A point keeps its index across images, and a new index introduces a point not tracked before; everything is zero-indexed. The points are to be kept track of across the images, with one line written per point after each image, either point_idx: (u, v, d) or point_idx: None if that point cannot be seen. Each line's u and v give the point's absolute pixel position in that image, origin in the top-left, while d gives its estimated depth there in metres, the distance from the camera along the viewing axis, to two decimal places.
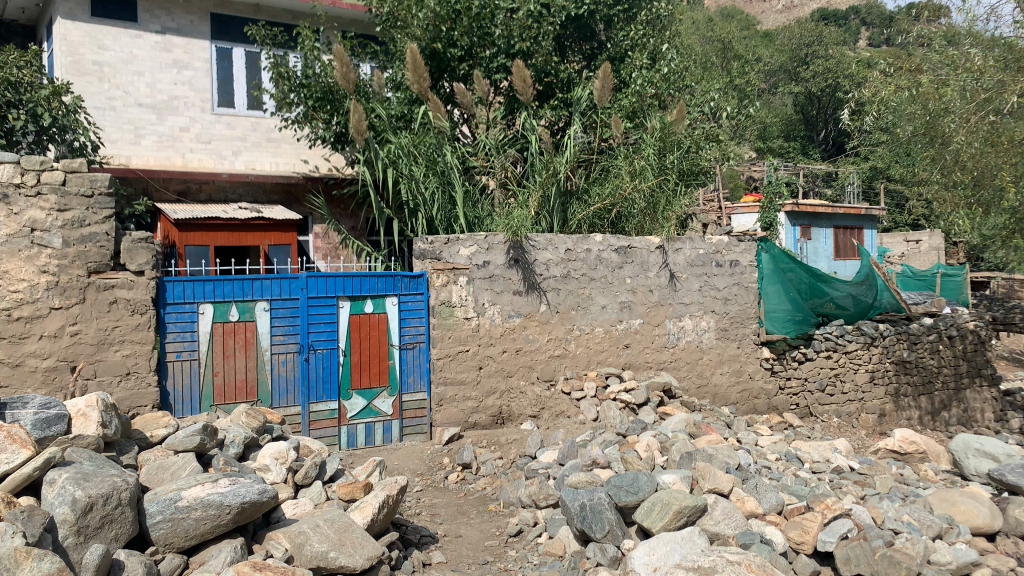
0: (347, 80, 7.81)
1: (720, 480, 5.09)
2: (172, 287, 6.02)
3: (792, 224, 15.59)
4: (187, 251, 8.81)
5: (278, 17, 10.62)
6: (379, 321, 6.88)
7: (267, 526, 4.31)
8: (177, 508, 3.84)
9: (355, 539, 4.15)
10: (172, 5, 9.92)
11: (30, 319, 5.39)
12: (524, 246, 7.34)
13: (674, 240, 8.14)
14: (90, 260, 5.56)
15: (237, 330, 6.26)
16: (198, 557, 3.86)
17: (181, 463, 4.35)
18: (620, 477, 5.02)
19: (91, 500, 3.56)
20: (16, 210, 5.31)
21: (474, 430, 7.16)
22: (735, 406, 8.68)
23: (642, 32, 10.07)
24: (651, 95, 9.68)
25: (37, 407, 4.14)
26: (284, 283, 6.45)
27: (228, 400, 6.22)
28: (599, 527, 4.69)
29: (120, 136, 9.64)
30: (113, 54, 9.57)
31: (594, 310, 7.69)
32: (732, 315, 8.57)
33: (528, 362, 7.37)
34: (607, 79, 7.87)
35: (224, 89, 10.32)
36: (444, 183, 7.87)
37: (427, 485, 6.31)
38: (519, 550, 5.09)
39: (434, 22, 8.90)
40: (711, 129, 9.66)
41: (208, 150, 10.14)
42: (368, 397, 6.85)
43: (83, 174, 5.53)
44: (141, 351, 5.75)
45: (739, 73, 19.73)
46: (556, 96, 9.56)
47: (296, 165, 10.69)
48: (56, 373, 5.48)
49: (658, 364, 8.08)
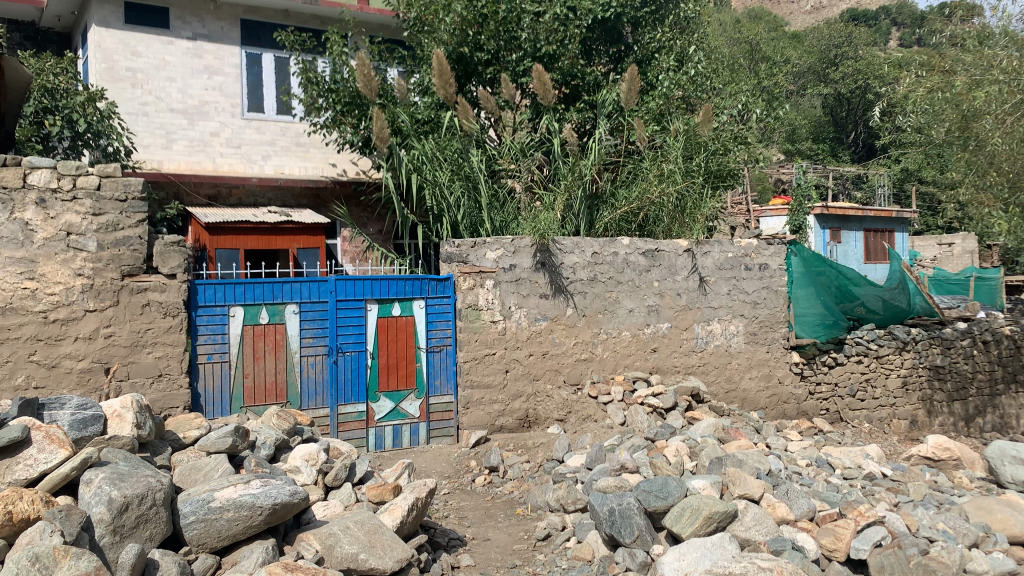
0: (370, 89, 7.88)
1: (751, 485, 5.04)
2: (203, 290, 6.10)
3: (822, 227, 15.44)
4: (218, 254, 8.91)
5: (307, 23, 10.73)
6: (406, 324, 6.92)
7: (298, 527, 4.35)
8: (210, 508, 3.89)
9: (385, 542, 4.17)
10: (203, 12, 10.07)
11: (65, 321, 5.47)
12: (551, 249, 7.34)
13: (702, 243, 8.11)
14: (124, 263, 5.64)
15: (267, 332, 6.34)
16: (230, 558, 3.90)
17: (214, 463, 4.39)
18: (649, 482, 4.97)
19: (127, 500, 3.61)
20: (53, 214, 5.41)
21: (500, 433, 7.17)
22: (764, 411, 8.58)
23: (669, 35, 10.04)
24: (678, 97, 9.63)
25: (74, 408, 4.24)
26: (313, 285, 6.50)
27: (258, 401, 6.29)
28: (628, 532, 4.67)
29: (152, 141, 9.78)
30: (146, 60, 9.73)
31: (621, 313, 7.66)
32: (761, 319, 8.49)
33: (555, 365, 7.36)
34: (634, 81, 7.83)
35: (254, 94, 10.44)
36: (470, 187, 7.90)
37: (454, 488, 6.32)
38: (547, 554, 5.08)
39: (461, 26, 8.93)
40: (739, 132, 9.58)
41: (238, 154, 10.25)
42: (396, 400, 6.88)
43: (118, 178, 5.62)
44: (173, 353, 5.83)
45: (766, 75, 19.65)
46: (582, 99, 9.51)
47: (324, 169, 10.79)
48: (91, 374, 5.57)
49: (685, 369, 8.03)
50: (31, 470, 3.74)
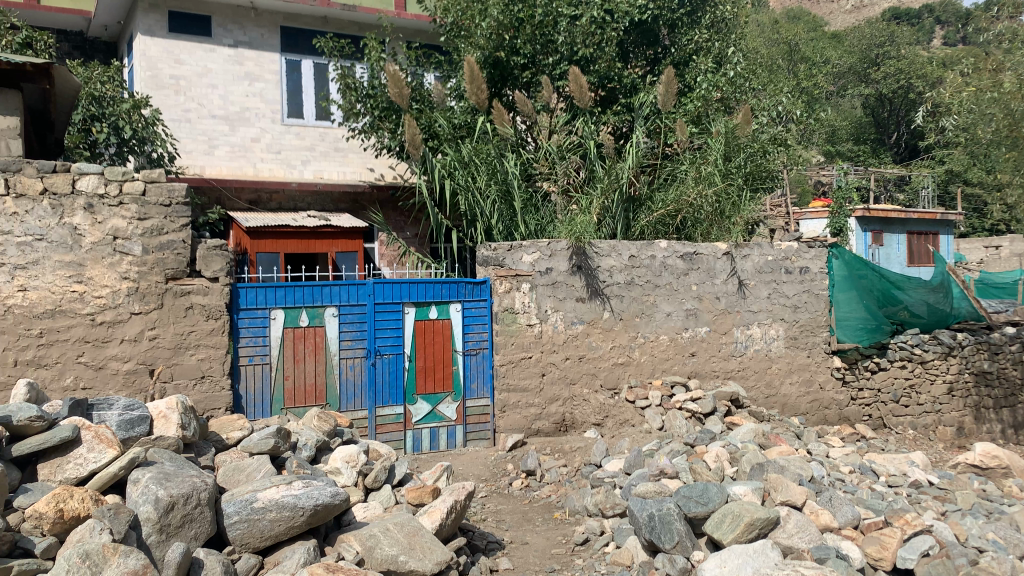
0: (402, 97, 7.90)
1: (793, 492, 4.96)
2: (245, 293, 6.19)
3: (863, 229, 15.18)
4: (258, 258, 9.05)
5: (345, 29, 10.86)
6: (443, 326, 6.95)
7: (339, 528, 4.38)
8: (253, 509, 3.93)
9: (425, 544, 4.18)
10: (244, 19, 10.26)
11: (111, 323, 5.58)
12: (587, 252, 7.32)
13: (742, 246, 8.03)
14: (168, 267, 5.75)
15: (307, 334, 6.41)
16: (273, 558, 3.95)
17: (256, 465, 4.45)
18: (690, 487, 4.93)
19: (172, 499, 3.68)
20: (100, 219, 5.53)
21: (537, 436, 7.16)
22: (806, 417, 8.44)
23: (706, 36, 9.99)
24: (717, 99, 9.55)
25: (121, 409, 4.33)
26: (352, 288, 6.58)
27: (299, 403, 6.36)
28: (668, 538, 4.62)
29: (195, 147, 9.95)
30: (189, 68, 9.93)
31: (658, 317, 7.60)
32: (802, 323, 8.38)
33: (592, 369, 7.33)
34: (671, 83, 7.77)
35: (294, 100, 10.58)
36: (505, 191, 7.92)
37: (492, 491, 6.32)
38: (587, 559, 5.06)
39: (497, 30, 8.92)
40: (778, 134, 9.44)
41: (279, 159, 10.39)
42: (433, 402, 6.91)
43: (162, 184, 5.73)
44: (215, 355, 5.92)
45: (805, 76, 19.34)
46: (618, 102, 9.43)
47: (362, 174, 10.88)
48: (136, 376, 5.67)
49: (724, 373, 7.94)
50: (81, 469, 3.86)
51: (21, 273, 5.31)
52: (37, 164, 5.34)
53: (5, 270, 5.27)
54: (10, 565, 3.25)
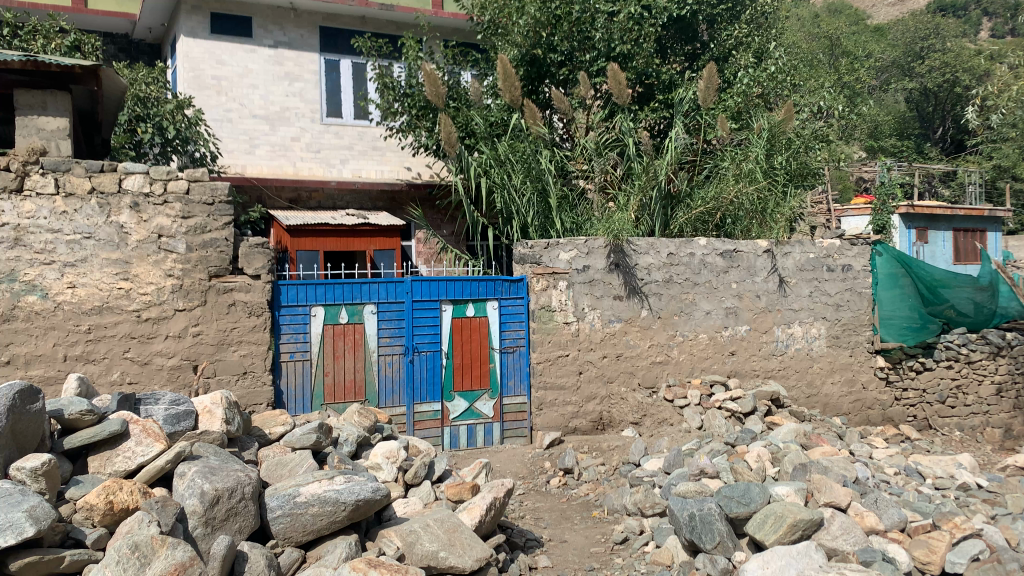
0: (438, 97, 7.89)
1: (838, 493, 4.87)
2: (286, 290, 6.28)
3: (908, 227, 14.82)
4: (299, 256, 9.14)
5: (383, 28, 10.94)
6: (480, 324, 6.97)
7: (380, 524, 4.42)
8: (296, 503, 3.97)
9: (465, 541, 4.19)
10: (284, 20, 10.39)
11: (156, 320, 5.68)
12: (625, 250, 7.27)
13: (783, 244, 7.91)
14: (211, 265, 5.84)
15: (347, 332, 6.50)
16: (315, 552, 4.00)
17: (298, 460, 4.50)
18: (732, 487, 4.88)
19: (218, 493, 3.74)
20: (145, 217, 5.63)
21: (575, 435, 7.15)
22: (848, 417, 8.29)
23: (746, 31, 9.91)
24: (757, 94, 9.43)
25: (168, 403, 4.43)
26: (390, 286, 6.64)
27: (338, 399, 6.46)
28: (709, 538, 4.58)
29: (237, 147, 10.09)
30: (230, 68, 10.09)
31: (697, 315, 7.52)
32: (844, 322, 8.24)
33: (629, 367, 7.29)
34: (712, 79, 7.67)
35: (333, 99, 10.68)
36: (541, 189, 7.90)
37: (529, 488, 6.32)
38: (626, 558, 5.04)
39: (535, 28, 8.93)
40: (820, 130, 9.27)
41: (318, 158, 10.50)
42: (470, 399, 6.93)
43: (205, 183, 5.82)
44: (257, 351, 6.01)
45: (846, 70, 19.00)
46: (657, 98, 9.35)
47: (399, 173, 10.95)
48: (180, 371, 5.76)
49: (765, 373, 7.83)
50: (129, 462, 3.95)
51: (70, 270, 5.44)
52: (85, 164, 5.47)
53: (55, 267, 5.40)
54: (63, 555, 3.37)
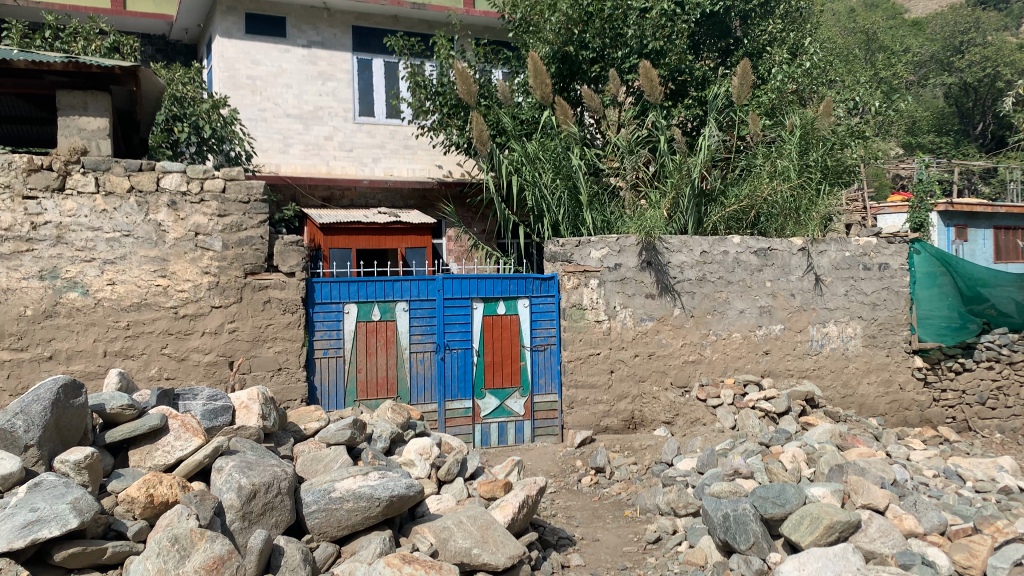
0: (470, 95, 7.88)
1: (875, 495, 4.83)
2: (320, 288, 6.36)
3: (946, 225, 14.53)
4: (332, 254, 9.21)
5: (415, 27, 10.98)
6: (511, 322, 6.98)
7: (413, 520, 4.45)
8: (331, 498, 4.02)
9: (497, 538, 4.19)
10: (317, 20, 10.47)
11: (193, 316, 5.77)
12: (657, 248, 7.23)
13: (818, 242, 7.81)
14: (246, 262, 5.91)
15: (379, 329, 6.57)
16: (350, 547, 4.04)
17: (333, 455, 4.54)
18: (767, 488, 4.84)
19: (255, 487, 3.79)
20: (183, 215, 5.72)
21: (606, 433, 7.13)
22: (884, 418, 8.16)
23: (781, 27, 9.84)
24: (791, 90, 9.30)
25: (205, 399, 4.52)
26: (421, 284, 6.67)
27: (371, 396, 6.52)
28: (744, 539, 4.54)
29: (271, 146, 10.22)
30: (265, 68, 10.22)
31: (731, 314, 7.46)
32: (881, 321, 8.11)
33: (662, 366, 7.24)
34: (746, 75, 7.59)
35: (365, 98, 10.76)
36: (571, 187, 7.87)
37: (561, 487, 6.32)
38: (659, 557, 5.02)
39: (566, 25, 8.91)
40: (856, 126, 9.12)
41: (350, 157, 10.59)
42: (502, 397, 6.95)
43: (241, 181, 5.89)
44: (292, 348, 6.07)
45: (884, 65, 18.69)
46: (690, 95, 9.26)
47: (431, 171, 10.99)
48: (217, 367, 5.84)
49: (799, 372, 7.74)
50: (168, 456, 4.03)
51: (110, 267, 5.54)
52: (124, 163, 5.57)
53: (95, 265, 5.50)
54: (105, 546, 3.45)
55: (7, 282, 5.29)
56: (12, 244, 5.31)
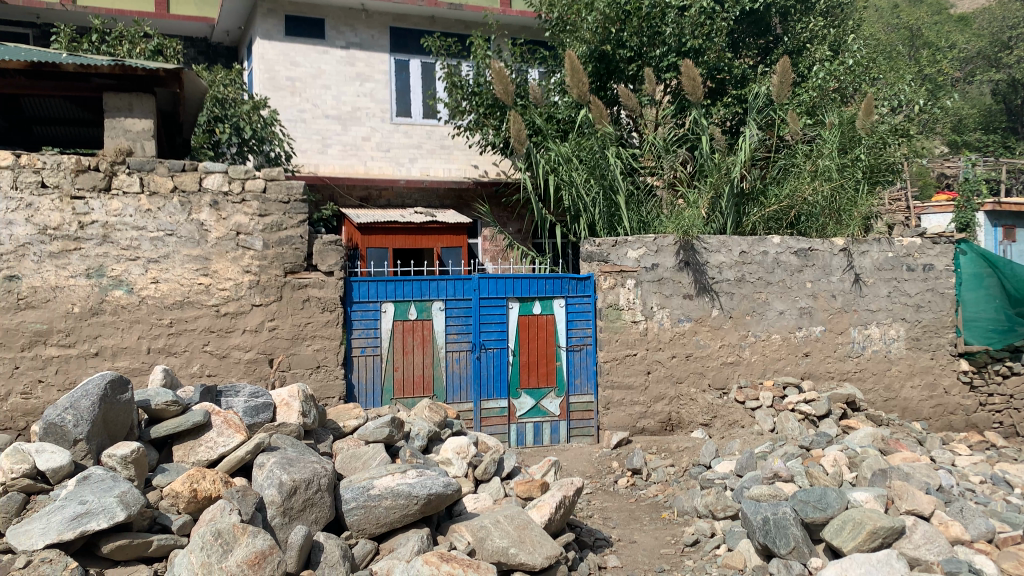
0: (507, 94, 7.86)
1: (920, 501, 4.74)
2: (358, 287, 6.41)
3: (993, 225, 14.22)
4: (369, 253, 9.28)
5: (452, 28, 11.03)
6: (547, 322, 6.98)
7: (450, 518, 4.49)
8: (370, 495, 4.06)
9: (535, 538, 4.19)
10: (355, 21, 10.57)
11: (234, 314, 5.85)
12: (695, 247, 7.16)
13: (860, 242, 7.67)
14: (286, 261, 5.99)
15: (415, 328, 6.61)
16: (388, 545, 4.07)
17: (372, 453, 4.58)
18: (808, 491, 4.75)
19: (295, 483, 3.84)
20: (224, 215, 5.81)
21: (643, 435, 7.09)
22: (928, 422, 7.97)
23: (821, 24, 9.73)
24: (833, 88, 9.13)
25: (247, 395, 4.59)
26: (458, 283, 6.71)
27: (407, 394, 6.57)
28: (784, 542, 4.50)
29: (310, 146, 10.35)
30: (304, 70, 10.34)
31: (771, 315, 7.36)
32: (925, 323, 7.93)
33: (699, 368, 7.18)
34: (786, 73, 7.48)
35: (403, 99, 10.83)
36: (607, 187, 7.84)
37: (597, 488, 6.30)
38: (697, 560, 4.98)
39: (603, 24, 8.85)
40: (900, 124, 8.93)
41: (387, 157, 10.68)
42: (537, 398, 6.96)
43: (281, 182, 5.97)
44: (330, 346, 6.14)
45: (929, 61, 18.30)
46: (728, 94, 9.18)
47: (466, 171, 11.02)
48: (257, 364, 5.93)
49: (840, 375, 7.61)
50: (211, 452, 4.10)
51: (153, 266, 5.64)
52: (168, 164, 5.68)
53: (140, 263, 5.61)
54: (151, 539, 3.52)
55: (54, 280, 5.39)
56: (60, 243, 5.41)
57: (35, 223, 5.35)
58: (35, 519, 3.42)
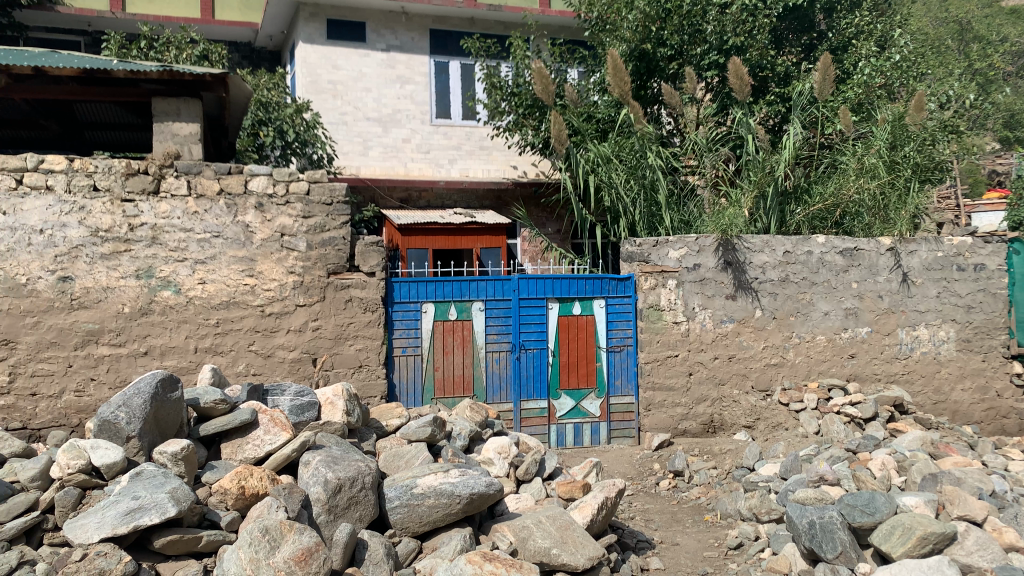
0: (547, 95, 7.83)
1: (972, 506, 4.62)
2: (399, 287, 6.48)
3: None
4: (409, 254, 9.36)
5: (491, 29, 11.07)
6: (587, 322, 6.97)
7: (492, 518, 4.51)
8: (413, 494, 4.09)
9: (577, 539, 4.18)
10: (396, 24, 10.67)
11: (279, 315, 5.95)
12: (737, 247, 7.08)
13: (908, 241, 7.49)
14: (330, 262, 6.07)
15: (456, 329, 6.65)
16: (430, 543, 4.11)
17: (414, 452, 4.61)
18: (855, 495, 4.66)
19: (340, 482, 3.89)
20: (269, 217, 5.91)
21: (684, 437, 7.03)
22: (980, 426, 7.74)
23: (868, 19, 9.55)
24: (880, 85, 8.97)
25: (292, 394, 4.66)
26: (497, 284, 6.73)
27: (448, 394, 6.61)
28: (831, 547, 4.43)
29: (351, 148, 10.47)
30: (346, 73, 10.47)
31: (816, 316, 7.25)
32: (976, 324, 7.70)
33: (742, 369, 7.09)
34: (829, 70, 7.34)
35: (442, 100, 10.89)
36: (647, 186, 7.79)
37: (638, 489, 6.28)
38: (740, 564, 4.93)
39: (644, 22, 8.78)
40: (949, 121, 8.71)
41: (427, 158, 10.75)
42: (577, 398, 6.95)
43: (325, 184, 6.05)
44: (372, 346, 6.20)
45: (980, 56, 17.84)
46: (771, 91, 9.06)
47: (506, 171, 11.04)
48: (301, 364, 6.01)
49: (887, 377, 7.46)
50: (258, 450, 4.18)
51: (201, 267, 5.75)
52: (214, 167, 5.79)
53: (187, 264, 5.73)
54: (201, 534, 3.59)
55: (106, 281, 5.53)
56: (111, 245, 5.54)
57: (87, 225, 5.50)
58: (90, 513, 3.52)
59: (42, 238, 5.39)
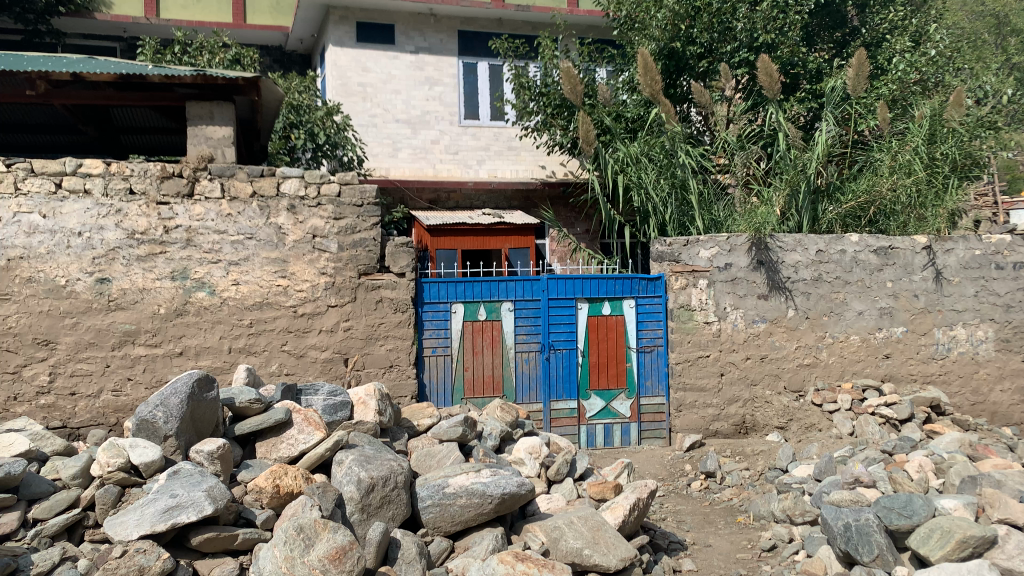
0: (576, 95, 7.80)
1: (1014, 510, 4.51)
2: (429, 288, 6.52)
3: None
4: (438, 254, 9.41)
5: (519, 29, 11.09)
6: (617, 322, 6.95)
7: (524, 518, 4.53)
8: (444, 494, 4.11)
9: (608, 539, 4.17)
10: (424, 26, 10.73)
11: (311, 315, 6.00)
12: (769, 246, 7.02)
13: (944, 239, 7.34)
14: (360, 263, 6.11)
15: (485, 329, 6.67)
16: (462, 543, 4.12)
17: (446, 451, 4.64)
18: (892, 498, 4.59)
19: (373, 481, 3.93)
20: (301, 219, 5.97)
21: (716, 438, 6.97)
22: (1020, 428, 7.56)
23: (903, 14, 9.41)
24: (915, 81, 8.84)
25: (326, 394, 4.71)
26: (526, 285, 6.74)
27: (478, 394, 6.63)
28: (868, 550, 4.39)
29: (381, 150, 10.54)
30: (375, 75, 10.55)
31: (849, 316, 7.15)
32: (1015, 324, 7.48)
33: (774, 369, 7.02)
34: (863, 66, 7.23)
35: (470, 101, 10.92)
36: (677, 185, 7.74)
37: (670, 490, 6.25)
38: (774, 566, 4.88)
39: (673, 20, 8.75)
40: (987, 117, 8.49)
41: (456, 159, 10.78)
42: (607, 398, 6.93)
43: (355, 186, 6.10)
44: (402, 346, 6.24)
45: (1018, 51, 17.42)
46: (803, 89, 8.98)
47: (534, 172, 11.03)
48: (333, 364, 6.06)
49: (923, 377, 7.33)
50: (293, 449, 4.23)
51: (234, 268, 5.83)
52: (247, 169, 5.86)
53: (221, 266, 5.81)
54: (237, 532, 3.64)
55: (142, 282, 5.63)
56: (147, 246, 5.64)
57: (124, 227, 5.60)
58: (130, 511, 3.59)
59: (81, 241, 5.50)
